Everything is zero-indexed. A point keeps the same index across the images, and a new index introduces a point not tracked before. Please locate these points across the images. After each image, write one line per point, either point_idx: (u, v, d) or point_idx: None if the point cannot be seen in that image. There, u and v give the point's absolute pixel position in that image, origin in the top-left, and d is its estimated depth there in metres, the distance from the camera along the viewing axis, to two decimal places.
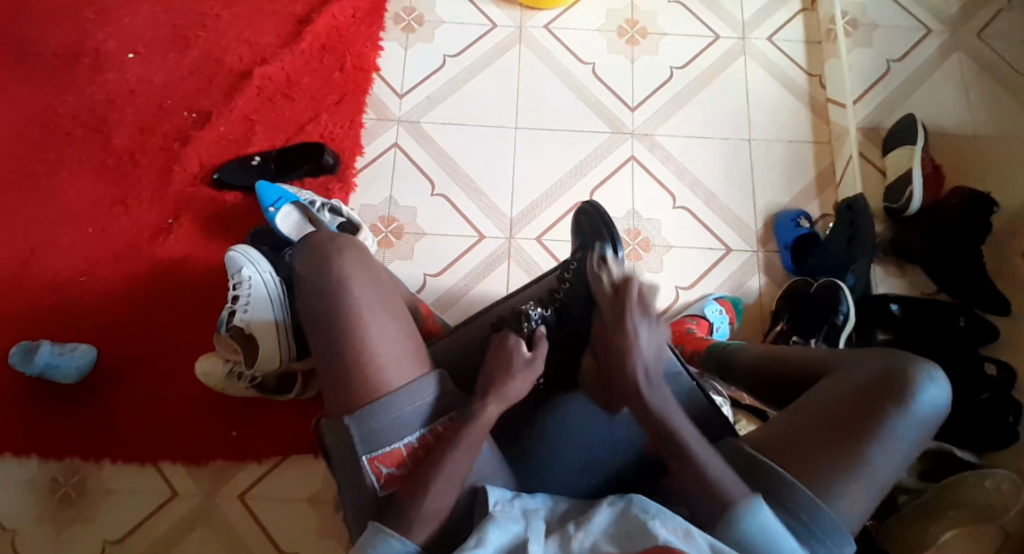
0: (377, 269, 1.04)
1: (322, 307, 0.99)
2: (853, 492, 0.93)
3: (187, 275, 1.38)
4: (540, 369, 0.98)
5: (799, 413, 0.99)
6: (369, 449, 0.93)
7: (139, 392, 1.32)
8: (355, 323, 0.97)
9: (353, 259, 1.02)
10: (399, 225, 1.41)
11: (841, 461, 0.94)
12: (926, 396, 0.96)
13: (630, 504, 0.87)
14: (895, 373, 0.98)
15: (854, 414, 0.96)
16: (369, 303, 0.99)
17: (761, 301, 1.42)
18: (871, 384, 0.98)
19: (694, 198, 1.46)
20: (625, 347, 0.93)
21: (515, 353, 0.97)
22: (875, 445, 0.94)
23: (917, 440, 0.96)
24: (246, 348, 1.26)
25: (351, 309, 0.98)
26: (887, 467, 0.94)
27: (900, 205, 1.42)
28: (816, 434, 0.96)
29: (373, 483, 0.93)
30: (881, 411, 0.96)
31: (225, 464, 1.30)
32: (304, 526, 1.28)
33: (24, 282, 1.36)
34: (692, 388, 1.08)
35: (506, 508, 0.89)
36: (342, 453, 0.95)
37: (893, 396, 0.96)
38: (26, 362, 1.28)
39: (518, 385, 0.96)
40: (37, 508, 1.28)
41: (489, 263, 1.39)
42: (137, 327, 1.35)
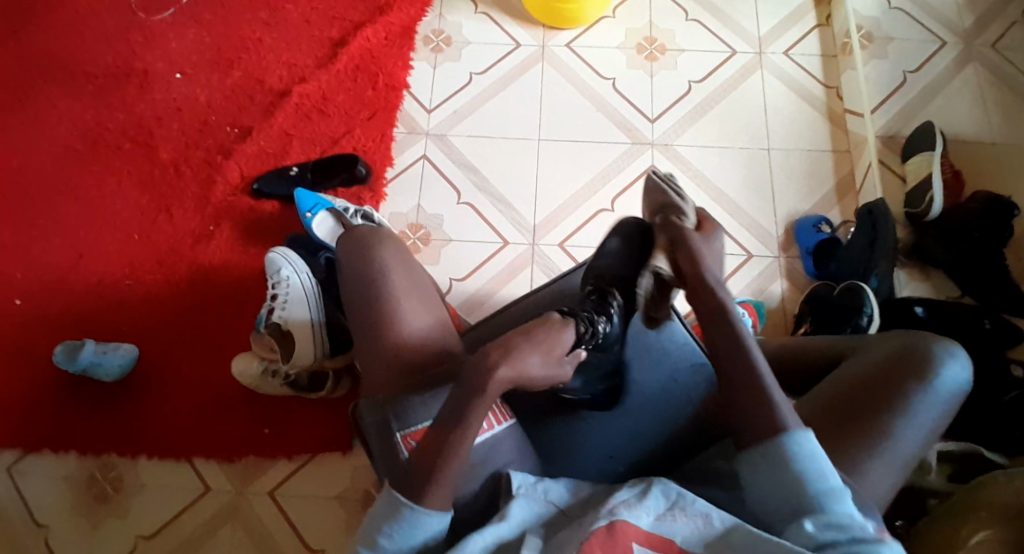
0: (415, 263, 1.14)
1: (365, 293, 1.08)
2: (878, 466, 0.93)
3: (225, 279, 1.44)
4: (563, 375, 0.95)
5: (820, 396, 1.00)
6: (403, 425, 0.96)
7: (177, 391, 1.38)
8: (393, 306, 1.06)
9: (395, 251, 1.12)
10: (426, 232, 1.46)
11: (865, 435, 0.95)
12: (947, 374, 0.97)
13: (651, 485, 0.89)
14: (914, 351, 0.99)
15: (876, 393, 0.97)
16: (406, 292, 1.08)
17: (784, 305, 1.43)
18: (893, 364, 0.99)
19: (716, 206, 1.49)
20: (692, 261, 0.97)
21: (556, 345, 0.93)
22: (897, 420, 0.95)
23: (940, 418, 0.97)
24: (283, 345, 1.31)
25: (389, 294, 1.07)
26: (911, 441, 0.95)
27: (921, 210, 1.42)
28: (838, 413, 0.97)
29: (403, 456, 0.95)
30: (902, 389, 0.97)
31: (255, 463, 1.34)
32: (332, 523, 1.31)
33: (73, 286, 1.43)
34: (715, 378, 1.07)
35: (529, 490, 0.92)
36: (377, 432, 0.97)
37: (913, 373, 0.97)
38: (69, 360, 1.34)
39: (540, 362, 0.92)
40: (75, 503, 1.32)
41: (512, 269, 1.43)
42: (177, 328, 1.41)
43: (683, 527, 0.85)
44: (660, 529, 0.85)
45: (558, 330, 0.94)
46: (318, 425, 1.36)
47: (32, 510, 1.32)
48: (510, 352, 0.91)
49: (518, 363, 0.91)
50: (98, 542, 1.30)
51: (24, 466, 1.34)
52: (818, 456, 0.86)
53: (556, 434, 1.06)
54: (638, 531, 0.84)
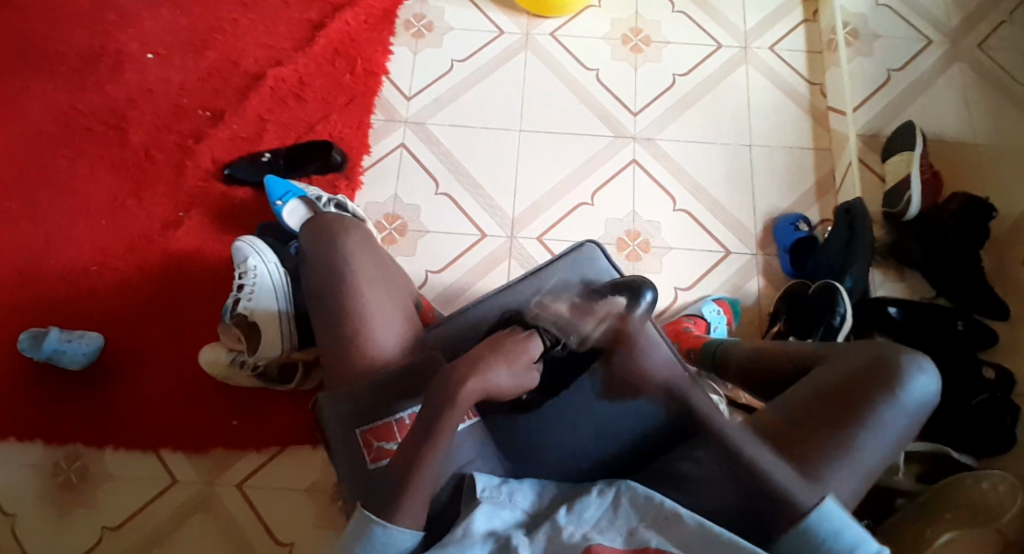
0: (379, 250, 1.15)
1: (329, 281, 1.09)
2: (842, 474, 0.95)
3: (196, 266, 1.41)
4: (531, 383, 0.98)
5: (791, 401, 1.02)
6: (362, 422, 1.02)
7: (146, 381, 1.36)
8: (356, 295, 1.08)
9: (359, 237, 1.13)
10: (403, 223, 1.44)
11: (832, 445, 0.97)
12: (920, 385, 0.99)
13: (620, 495, 0.93)
14: (885, 361, 1.00)
15: (842, 403, 0.99)
16: (370, 279, 1.10)
17: (760, 303, 1.45)
18: (864, 374, 1.00)
19: (695, 202, 1.50)
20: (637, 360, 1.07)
21: (522, 355, 0.97)
22: (864, 430, 0.97)
23: (906, 428, 0.98)
24: (250, 335, 1.32)
25: (352, 282, 1.09)
26: (876, 450, 0.97)
27: (899, 210, 1.42)
28: (806, 420, 0.99)
29: (365, 456, 1.02)
30: (870, 399, 0.98)
31: (225, 453, 1.35)
32: (304, 516, 1.32)
33: (39, 272, 1.40)
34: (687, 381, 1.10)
35: (493, 493, 0.95)
36: (338, 426, 1.04)
37: (884, 384, 0.99)
38: (34, 348, 1.33)
39: (506, 377, 0.95)
40: (42, 492, 1.31)
41: (490, 262, 1.42)
42: (146, 316, 1.39)
43: (656, 537, 0.89)
44: (635, 543, 0.89)
45: (524, 346, 0.97)
46: (287, 418, 1.36)
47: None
48: (481, 370, 0.93)
49: (485, 379, 0.93)
50: (64, 532, 1.30)
51: None
52: (845, 529, 0.89)
53: (523, 436, 1.08)
54: (613, 549, 0.88)
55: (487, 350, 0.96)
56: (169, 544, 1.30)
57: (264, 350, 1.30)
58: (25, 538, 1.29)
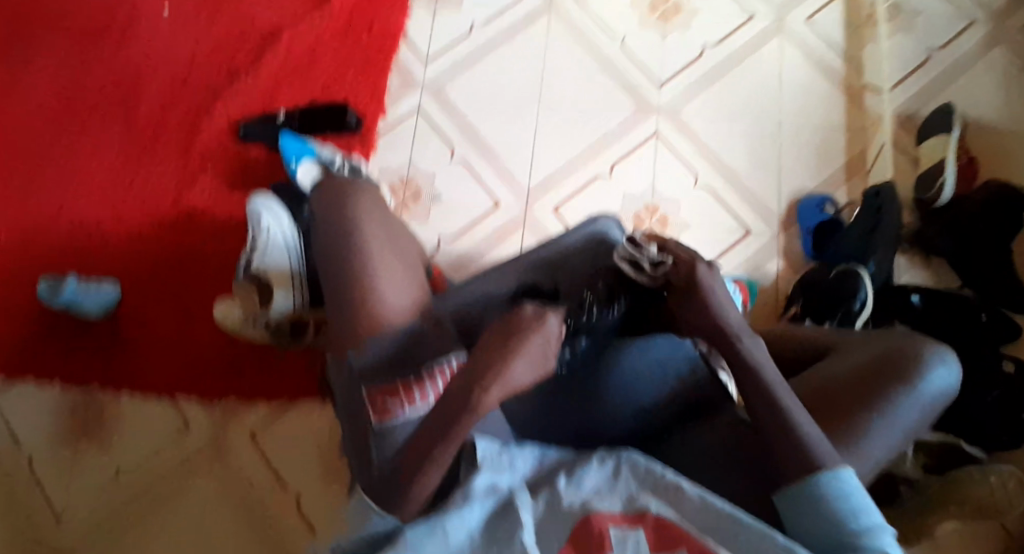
0: (388, 216, 1.16)
1: (334, 242, 1.09)
2: (855, 458, 1.01)
3: (210, 223, 1.43)
4: (553, 368, 0.97)
5: (811, 384, 1.08)
6: (368, 382, 0.99)
7: (158, 333, 1.38)
8: (363, 253, 1.07)
9: (367, 204, 1.13)
10: (417, 189, 1.44)
11: (850, 427, 1.02)
12: (934, 378, 1.05)
13: (620, 464, 0.93)
14: (905, 353, 1.06)
15: (861, 387, 1.05)
16: (375, 239, 1.09)
17: (777, 284, 1.43)
18: (883, 363, 1.06)
19: (717, 177, 1.47)
20: (707, 306, 1.06)
21: (533, 345, 0.94)
22: (879, 418, 1.03)
23: (916, 421, 1.04)
24: (262, 293, 1.33)
25: (359, 241, 1.08)
26: (888, 439, 1.03)
27: (931, 195, 1.38)
28: (824, 404, 1.05)
29: (370, 416, 0.98)
30: (888, 388, 1.04)
31: (236, 403, 1.37)
32: (311, 468, 1.34)
33: (57, 221, 1.42)
34: (694, 358, 1.15)
35: (495, 461, 0.93)
36: (343, 389, 1.04)
37: (902, 375, 1.05)
38: (52, 294, 1.34)
39: (524, 372, 0.93)
40: (60, 434, 1.35)
41: (504, 232, 1.42)
42: (159, 269, 1.41)
43: (655, 503, 0.89)
44: (633, 508, 0.90)
45: (557, 325, 0.96)
46: (300, 373, 1.38)
47: (18, 435, 1.34)
48: (500, 368, 0.92)
49: (506, 377, 0.91)
50: (79, 473, 1.33)
51: (11, 393, 1.36)
52: (853, 496, 0.91)
53: (536, 408, 1.12)
54: (614, 515, 0.88)
55: (501, 347, 0.93)
56: (183, 488, 1.32)
57: (276, 309, 1.31)
58: (40, 477, 1.32)
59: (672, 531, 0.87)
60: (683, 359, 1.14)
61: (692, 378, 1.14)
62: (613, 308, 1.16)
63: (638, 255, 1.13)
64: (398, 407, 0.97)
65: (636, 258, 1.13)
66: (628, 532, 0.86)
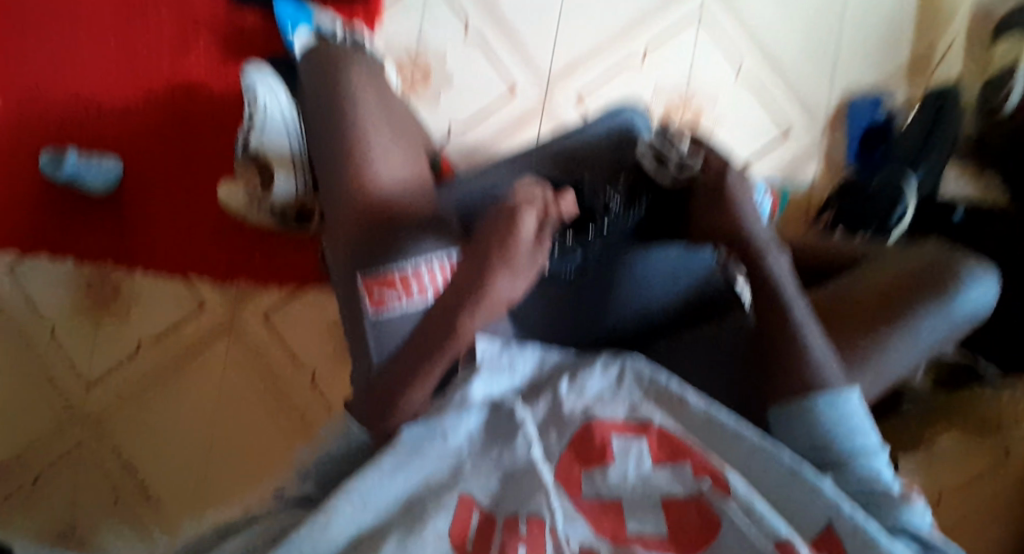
0: (388, 95, 1.07)
1: (331, 126, 1.00)
2: (870, 374, 0.97)
3: (206, 97, 1.35)
4: (540, 261, 0.93)
5: (833, 293, 1.03)
6: (363, 269, 0.93)
7: (160, 211, 1.33)
8: (358, 140, 0.98)
9: (361, 75, 1.04)
10: (425, 65, 1.31)
11: (870, 343, 0.98)
12: (966, 296, 1.00)
13: (623, 371, 0.90)
14: (940, 265, 1.01)
15: (888, 301, 1.00)
16: (376, 126, 1.00)
17: (811, 193, 1.34)
18: (914, 277, 1.01)
19: (765, 67, 1.35)
20: (734, 215, 1.01)
21: (518, 247, 0.90)
22: (901, 336, 0.99)
23: (936, 338, 1.00)
24: (263, 175, 1.24)
25: (355, 124, 0.99)
26: (904, 358, 0.99)
27: (996, 103, 1.25)
28: (847, 315, 1.00)
29: (365, 304, 0.92)
30: (915, 304, 0.99)
31: (248, 287, 1.34)
32: (326, 349, 1.34)
33: (44, 84, 1.32)
34: (712, 266, 1.05)
35: (494, 361, 0.91)
36: (347, 306, 0.96)
37: (932, 290, 1.00)
38: (54, 168, 1.26)
39: (512, 281, 0.90)
40: (70, 306, 1.31)
41: (519, 119, 1.34)
42: (156, 145, 1.34)
43: (659, 416, 0.86)
44: (636, 418, 0.86)
45: (537, 221, 0.91)
46: (308, 255, 1.35)
47: (32, 301, 1.30)
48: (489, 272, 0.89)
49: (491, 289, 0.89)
50: (101, 341, 1.31)
51: (24, 268, 1.30)
52: (856, 417, 0.88)
53: (540, 304, 1.05)
54: (615, 422, 0.85)
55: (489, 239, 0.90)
56: (202, 360, 1.32)
57: (278, 194, 1.21)
58: (61, 341, 1.30)
59: (678, 443, 0.83)
60: (701, 266, 1.05)
61: (710, 282, 1.06)
62: (632, 211, 1.08)
63: (665, 150, 1.05)
64: (396, 296, 0.92)
65: (662, 153, 1.05)
66: (632, 440, 0.83)
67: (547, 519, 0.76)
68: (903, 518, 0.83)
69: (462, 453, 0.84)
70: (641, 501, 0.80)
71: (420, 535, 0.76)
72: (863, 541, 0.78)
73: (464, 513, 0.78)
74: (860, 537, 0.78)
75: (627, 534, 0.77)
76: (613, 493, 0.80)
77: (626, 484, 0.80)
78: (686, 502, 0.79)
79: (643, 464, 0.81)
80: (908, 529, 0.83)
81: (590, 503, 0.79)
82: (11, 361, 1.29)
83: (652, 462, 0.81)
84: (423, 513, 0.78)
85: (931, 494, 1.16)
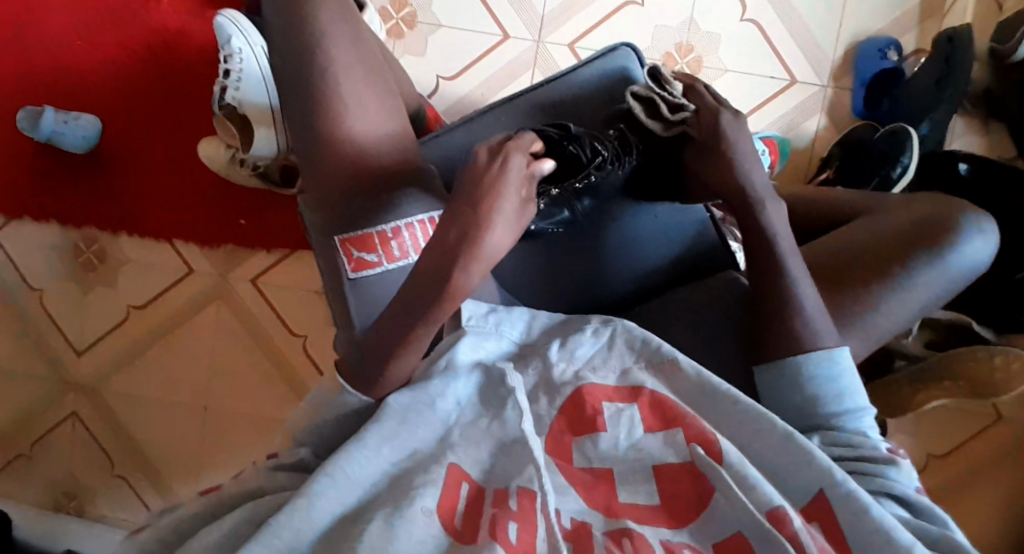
0: (361, 28, 0.97)
1: (303, 74, 0.93)
2: (863, 331, 0.94)
3: (187, 50, 1.30)
4: (529, 217, 0.85)
5: (829, 246, 0.99)
6: (342, 231, 0.93)
7: (143, 171, 1.30)
8: (330, 89, 0.92)
9: (332, 9, 0.95)
10: (411, 13, 1.29)
11: (863, 297, 0.94)
12: (961, 250, 0.95)
13: (615, 335, 0.87)
14: (941, 217, 0.97)
15: (883, 255, 0.96)
16: (347, 70, 0.93)
17: (813, 146, 1.30)
18: (913, 231, 0.97)
19: (768, 11, 1.29)
20: (732, 161, 0.93)
21: (506, 197, 0.82)
22: (897, 292, 0.94)
23: (935, 295, 0.96)
24: (243, 133, 1.21)
25: (327, 71, 0.92)
26: (901, 314, 0.95)
27: (1006, 48, 1.20)
28: (840, 268, 0.97)
29: (344, 266, 0.93)
30: (911, 257, 0.95)
31: (236, 250, 1.32)
32: (316, 313, 1.32)
33: (23, 39, 1.29)
34: (705, 220, 1.06)
35: (480, 322, 0.88)
36: (329, 280, 0.96)
37: (930, 244, 0.95)
38: (32, 127, 1.24)
39: (501, 233, 0.81)
40: (62, 271, 1.31)
41: (512, 71, 1.29)
42: (136, 100, 1.30)
43: (650, 380, 0.82)
44: (628, 382, 0.82)
45: (525, 165, 0.84)
46: (293, 218, 1.31)
47: (23, 272, 1.32)
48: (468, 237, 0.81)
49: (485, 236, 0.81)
50: (91, 308, 1.32)
51: (12, 232, 1.31)
52: (841, 379, 0.88)
53: (528, 265, 1.02)
54: (605, 389, 0.81)
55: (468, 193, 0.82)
56: (193, 325, 1.32)
57: (257, 152, 1.18)
58: (54, 310, 1.32)
59: (669, 408, 0.79)
60: (692, 223, 1.05)
61: (699, 238, 1.05)
62: (624, 163, 0.99)
63: (657, 96, 0.98)
64: (376, 259, 0.93)
65: (653, 99, 0.98)
66: (623, 407, 0.79)
67: (538, 491, 0.72)
68: (886, 480, 0.81)
69: (449, 421, 0.80)
70: (634, 471, 0.77)
71: (405, 512, 0.71)
72: (859, 514, 0.75)
73: (453, 486, 0.74)
74: (853, 506, 0.75)
75: (621, 505, 0.74)
76: (605, 462, 0.77)
77: (617, 454, 0.77)
78: (681, 469, 0.76)
79: (634, 431, 0.78)
80: (894, 495, 0.81)
81: (582, 473, 0.77)
82: (11, 320, 1.32)
83: (644, 429, 0.78)
84: (410, 487, 0.73)
85: (919, 457, 1.32)
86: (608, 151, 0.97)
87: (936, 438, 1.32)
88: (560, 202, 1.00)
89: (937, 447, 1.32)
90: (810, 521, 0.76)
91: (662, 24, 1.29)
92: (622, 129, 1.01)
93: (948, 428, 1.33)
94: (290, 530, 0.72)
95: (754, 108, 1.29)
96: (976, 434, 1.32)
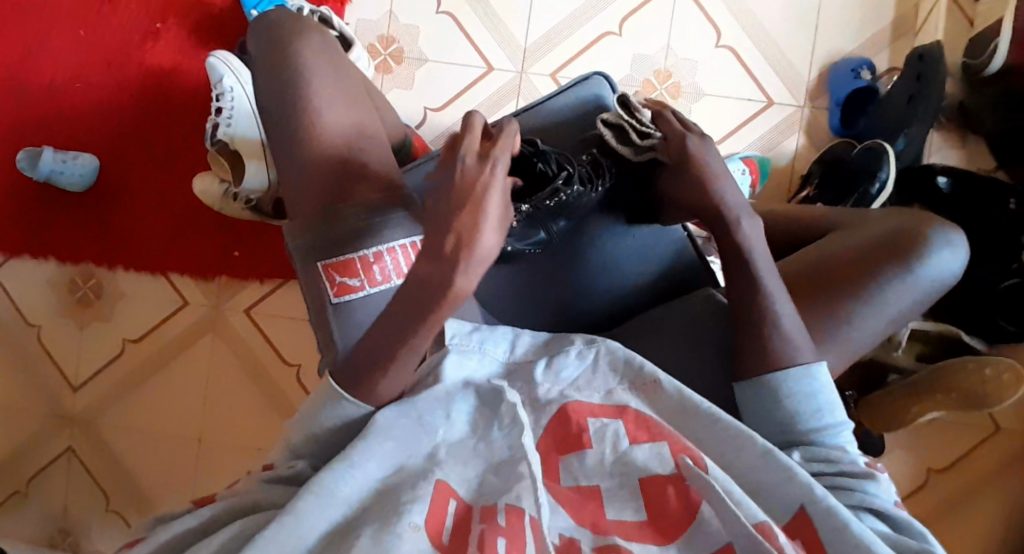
0: (342, 59, 1.01)
1: (285, 101, 0.96)
2: (839, 343, 0.95)
3: (181, 90, 1.35)
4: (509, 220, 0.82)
5: (805, 257, 1.01)
6: (323, 257, 0.92)
7: (139, 207, 1.34)
8: (309, 113, 0.95)
9: (314, 45, 0.98)
10: (398, 48, 1.33)
11: (838, 310, 0.95)
12: (934, 262, 0.97)
13: (599, 356, 0.83)
14: (913, 231, 0.98)
15: (857, 266, 0.97)
16: (326, 97, 0.96)
17: (794, 164, 1.32)
18: (886, 242, 0.98)
19: (743, 37, 1.33)
20: (704, 179, 0.94)
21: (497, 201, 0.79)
22: (870, 303, 0.96)
23: (909, 305, 0.97)
24: (235, 167, 1.22)
25: (305, 97, 0.96)
26: (876, 324, 0.96)
27: (982, 61, 1.23)
28: (815, 279, 0.98)
29: (327, 290, 0.93)
30: (881, 268, 0.96)
31: (229, 282, 1.35)
32: (310, 343, 1.34)
33: (23, 84, 1.34)
34: (684, 241, 1.07)
35: (462, 341, 0.84)
36: (311, 303, 0.96)
37: (903, 255, 0.97)
38: (31, 168, 1.28)
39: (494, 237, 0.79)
40: (60, 307, 1.34)
41: (496, 100, 1.33)
42: (132, 139, 1.34)
43: (635, 401, 0.80)
44: (613, 402, 0.80)
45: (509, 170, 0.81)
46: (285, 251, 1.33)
47: (20, 309, 1.34)
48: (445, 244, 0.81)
49: (474, 250, 0.77)
50: (87, 343, 1.34)
51: (9, 271, 1.34)
52: (820, 395, 0.88)
53: (509, 286, 1.04)
54: (591, 407, 0.79)
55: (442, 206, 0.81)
56: (188, 358, 1.34)
57: (250, 185, 1.19)
58: (51, 347, 1.34)
59: (654, 425, 0.77)
60: (671, 243, 1.07)
61: (679, 258, 1.07)
62: (597, 186, 1.01)
63: (626, 124, 1.01)
64: (358, 284, 0.93)
65: (623, 125, 1.01)
66: (607, 422, 0.77)
67: (527, 509, 0.70)
68: (864, 496, 0.82)
69: (435, 437, 0.78)
70: (621, 485, 0.75)
71: (394, 529, 0.70)
72: (840, 530, 0.74)
73: (441, 502, 0.72)
74: (834, 522, 0.74)
75: (609, 522, 0.72)
76: (592, 479, 0.75)
77: (603, 469, 0.75)
78: (668, 482, 0.73)
79: (620, 448, 0.76)
80: (873, 509, 0.81)
81: (570, 491, 0.75)
82: (11, 357, 1.33)
83: (630, 441, 0.76)
84: (398, 503, 0.72)
85: (917, 476, 1.30)
86: (577, 171, 0.99)
87: (934, 454, 1.30)
88: (536, 223, 0.99)
89: (936, 463, 1.30)
90: (793, 538, 0.75)
91: (640, 52, 1.33)
92: (597, 154, 1.04)
93: (945, 444, 1.31)
94: (277, 546, 0.72)
95: (732, 130, 1.32)
96: (974, 448, 1.31)
